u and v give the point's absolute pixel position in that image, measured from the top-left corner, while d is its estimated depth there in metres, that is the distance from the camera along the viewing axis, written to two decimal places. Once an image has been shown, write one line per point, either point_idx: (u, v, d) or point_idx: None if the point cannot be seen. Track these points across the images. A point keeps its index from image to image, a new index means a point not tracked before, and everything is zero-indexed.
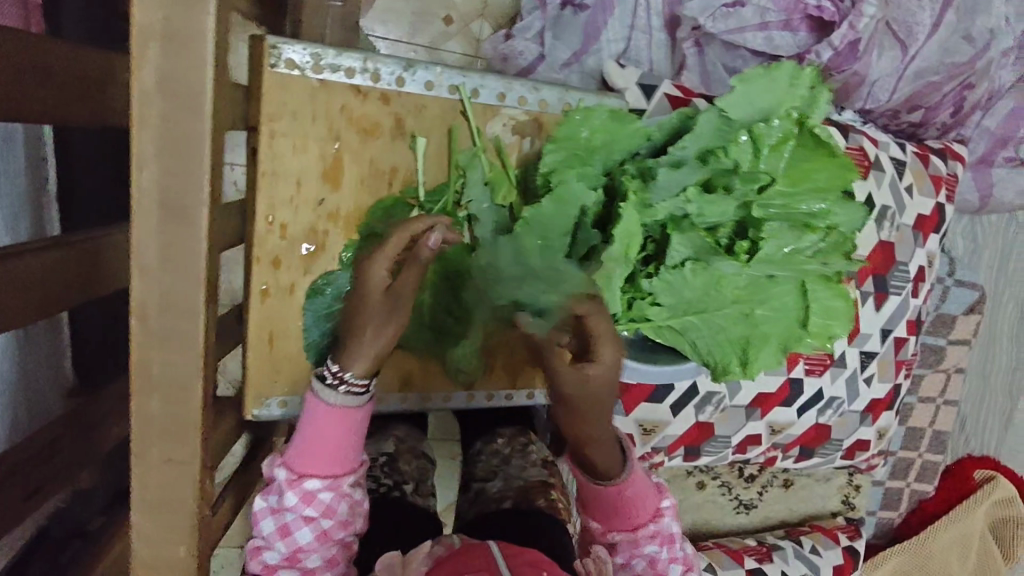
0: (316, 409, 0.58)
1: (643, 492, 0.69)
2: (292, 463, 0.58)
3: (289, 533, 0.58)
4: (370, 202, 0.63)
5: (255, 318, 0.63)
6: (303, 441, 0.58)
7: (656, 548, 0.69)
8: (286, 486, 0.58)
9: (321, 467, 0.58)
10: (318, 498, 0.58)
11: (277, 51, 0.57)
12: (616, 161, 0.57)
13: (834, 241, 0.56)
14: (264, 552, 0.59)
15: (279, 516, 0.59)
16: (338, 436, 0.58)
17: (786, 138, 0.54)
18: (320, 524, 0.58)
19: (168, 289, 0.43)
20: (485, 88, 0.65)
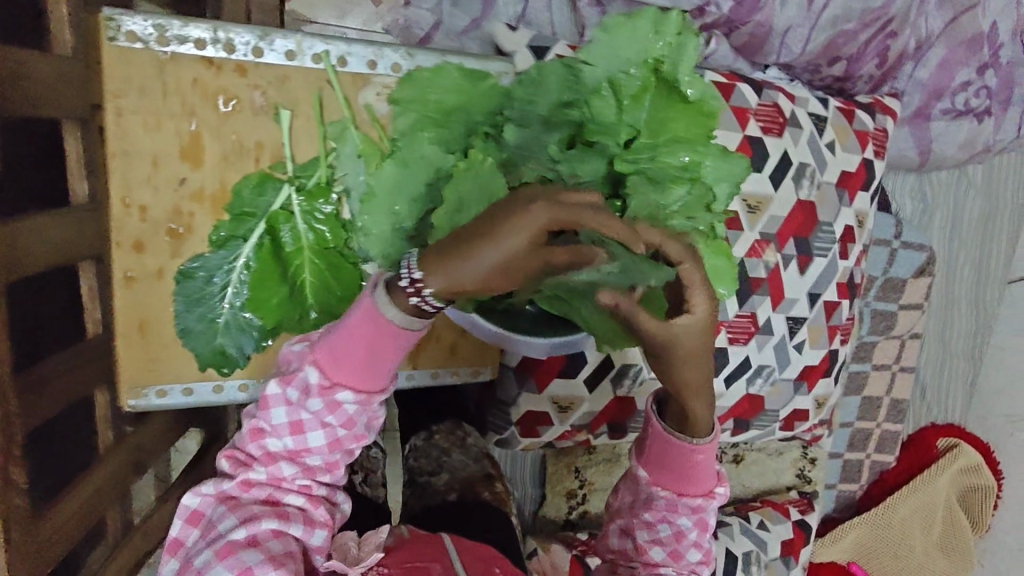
0: (365, 307, 0.44)
1: (707, 467, 0.54)
2: (327, 366, 0.45)
3: (302, 432, 0.46)
4: (236, 179, 0.61)
5: (121, 307, 0.60)
6: (343, 343, 0.44)
7: (692, 526, 0.56)
8: (313, 388, 0.45)
9: (356, 382, 0.45)
10: (346, 409, 0.46)
11: (116, 22, 0.54)
12: (477, 125, 0.54)
13: (701, 193, 0.52)
14: (266, 438, 0.47)
15: (295, 410, 0.46)
16: (383, 348, 0.44)
17: (645, 88, 0.51)
18: (336, 433, 0.46)
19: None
20: (352, 56, 0.63)
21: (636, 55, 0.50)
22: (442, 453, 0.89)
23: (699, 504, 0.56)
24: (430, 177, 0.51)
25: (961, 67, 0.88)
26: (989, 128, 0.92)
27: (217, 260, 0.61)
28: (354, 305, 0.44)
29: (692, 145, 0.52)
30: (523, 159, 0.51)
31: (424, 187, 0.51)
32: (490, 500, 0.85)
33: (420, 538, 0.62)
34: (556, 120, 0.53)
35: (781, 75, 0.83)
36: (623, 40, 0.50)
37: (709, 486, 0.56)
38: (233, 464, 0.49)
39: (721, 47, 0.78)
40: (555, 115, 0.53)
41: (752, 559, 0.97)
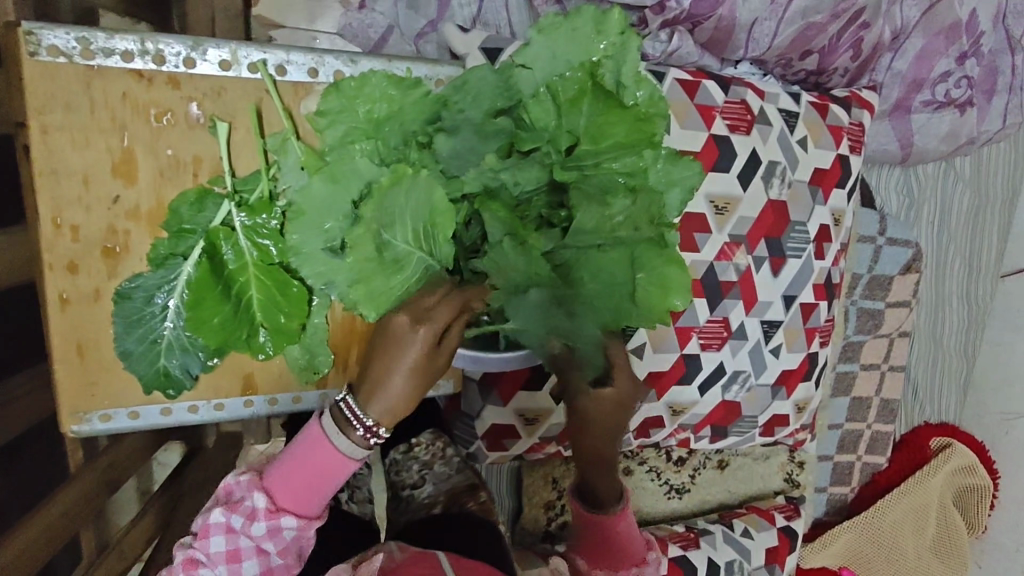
0: (310, 442, 0.54)
1: (632, 538, 0.68)
2: (275, 492, 0.55)
3: (237, 559, 0.55)
4: (173, 195, 0.59)
5: (57, 330, 0.58)
6: (292, 470, 0.54)
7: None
8: (259, 513, 0.54)
9: (299, 505, 0.55)
10: (284, 535, 0.55)
11: (36, 36, 0.52)
12: (412, 133, 0.52)
13: (646, 202, 0.49)
14: (200, 568, 0.55)
15: (233, 538, 0.55)
16: (320, 478, 0.54)
17: (582, 92, 0.46)
18: (268, 559, 0.55)
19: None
20: (292, 64, 0.60)
21: (578, 55, 0.50)
22: (425, 466, 0.87)
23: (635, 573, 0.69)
24: (363, 192, 0.49)
25: (941, 57, 0.85)
26: (972, 120, 0.89)
27: (156, 279, 0.59)
28: (298, 439, 0.54)
29: (637, 150, 0.49)
30: (464, 170, 0.51)
31: (356, 201, 0.49)
32: (475, 510, 0.81)
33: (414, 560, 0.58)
34: (491, 128, 0.50)
35: (753, 70, 0.81)
36: (562, 41, 0.50)
37: (640, 556, 0.70)
38: None
39: (685, 44, 0.75)
40: (489, 124, 0.51)
41: (735, 567, 0.94)
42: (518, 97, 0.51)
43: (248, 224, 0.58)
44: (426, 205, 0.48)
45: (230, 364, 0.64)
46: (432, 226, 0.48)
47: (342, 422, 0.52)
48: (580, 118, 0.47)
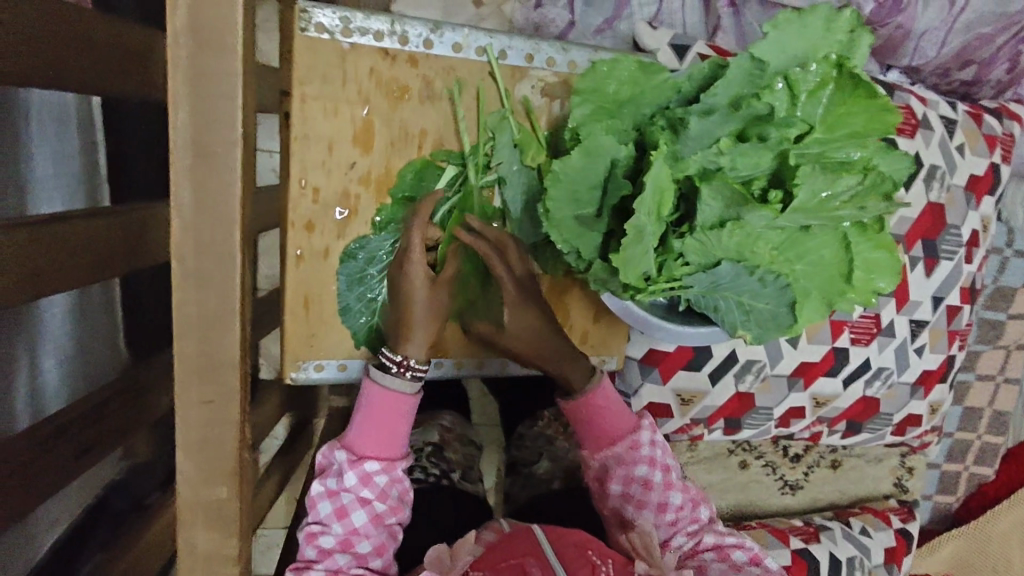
0: (373, 390, 0.62)
1: (614, 408, 0.70)
2: (352, 446, 0.62)
3: (346, 515, 0.61)
4: (400, 164, 0.64)
5: (289, 282, 0.64)
6: (366, 422, 0.61)
7: (650, 468, 0.69)
8: (346, 467, 0.61)
9: (382, 450, 0.62)
10: (376, 480, 0.62)
11: (307, 14, 0.58)
12: (645, 116, 0.56)
13: (876, 181, 0.53)
14: (320, 537, 0.61)
15: (337, 497, 0.61)
16: (391, 419, 0.62)
17: (824, 82, 0.52)
18: (375, 506, 0.62)
19: (201, 251, 0.40)
20: (512, 49, 0.65)
21: (805, 50, 0.54)
22: (547, 442, 0.93)
23: (634, 441, 0.69)
24: (609, 166, 0.53)
25: None
26: None
27: (378, 242, 0.63)
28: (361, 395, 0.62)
29: (864, 140, 0.53)
30: (692, 152, 0.53)
31: (604, 174, 0.53)
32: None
33: (514, 534, 0.64)
34: None
35: (903, 78, 0.84)
36: (793, 35, 0.53)
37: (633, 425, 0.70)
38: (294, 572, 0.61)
39: None
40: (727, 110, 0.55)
41: (855, 564, 0.96)
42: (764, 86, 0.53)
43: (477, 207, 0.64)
44: (661, 185, 0.51)
45: None
46: (660, 211, 0.52)
47: (383, 370, 0.62)
48: (820, 107, 0.52)
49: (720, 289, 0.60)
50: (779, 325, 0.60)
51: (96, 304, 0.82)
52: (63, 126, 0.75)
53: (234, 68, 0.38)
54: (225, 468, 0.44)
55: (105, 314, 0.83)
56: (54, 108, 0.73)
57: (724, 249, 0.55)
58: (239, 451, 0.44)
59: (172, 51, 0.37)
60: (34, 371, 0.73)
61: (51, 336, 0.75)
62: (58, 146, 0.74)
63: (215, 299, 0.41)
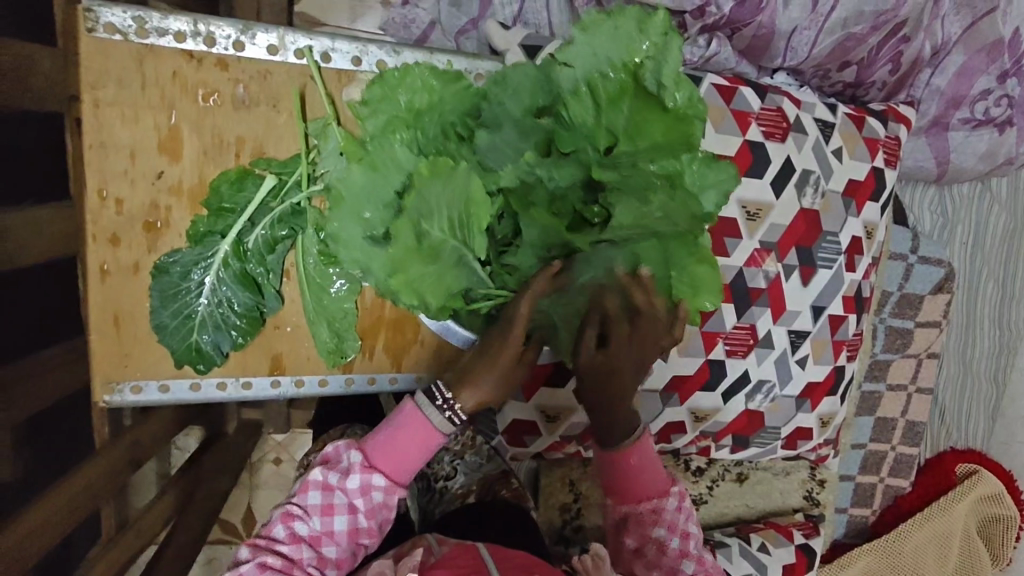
0: (415, 413, 0.57)
1: (644, 470, 0.66)
2: (370, 451, 0.57)
3: (331, 514, 0.56)
4: (214, 173, 0.60)
5: (97, 301, 0.60)
6: (393, 437, 0.57)
7: (668, 533, 0.66)
8: (354, 467, 0.56)
9: (392, 469, 0.57)
10: (373, 495, 0.56)
11: (94, 14, 0.55)
12: (451, 124, 0.53)
13: (681, 195, 0.48)
14: (296, 522, 0.56)
15: (330, 494, 0.56)
16: (413, 445, 0.57)
17: (623, 89, 0.47)
18: (358, 519, 0.57)
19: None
20: (337, 51, 0.61)
21: (618, 53, 0.50)
22: (455, 456, 0.83)
23: (658, 506, 0.66)
24: (398, 179, 0.49)
25: (981, 75, 0.84)
26: (1013, 140, 0.86)
27: (194, 255, 0.60)
28: (399, 408, 0.58)
29: (675, 151, 0.48)
30: (501, 164, 0.52)
31: (393, 189, 0.49)
32: (509, 498, 0.79)
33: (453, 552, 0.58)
34: (529, 123, 0.52)
35: (791, 80, 0.81)
36: (603, 37, 0.50)
37: (661, 488, 0.66)
38: (251, 550, 0.56)
39: (723, 49, 0.76)
40: (528, 118, 0.52)
41: None
42: (558, 92, 0.52)
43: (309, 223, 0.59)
44: (470, 198, 0.48)
45: (261, 343, 0.65)
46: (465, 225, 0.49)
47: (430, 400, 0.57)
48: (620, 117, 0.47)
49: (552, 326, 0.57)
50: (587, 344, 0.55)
51: None
52: None
53: None
54: None
55: None
56: None
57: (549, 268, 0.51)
58: None
59: None
60: None
61: None
62: None
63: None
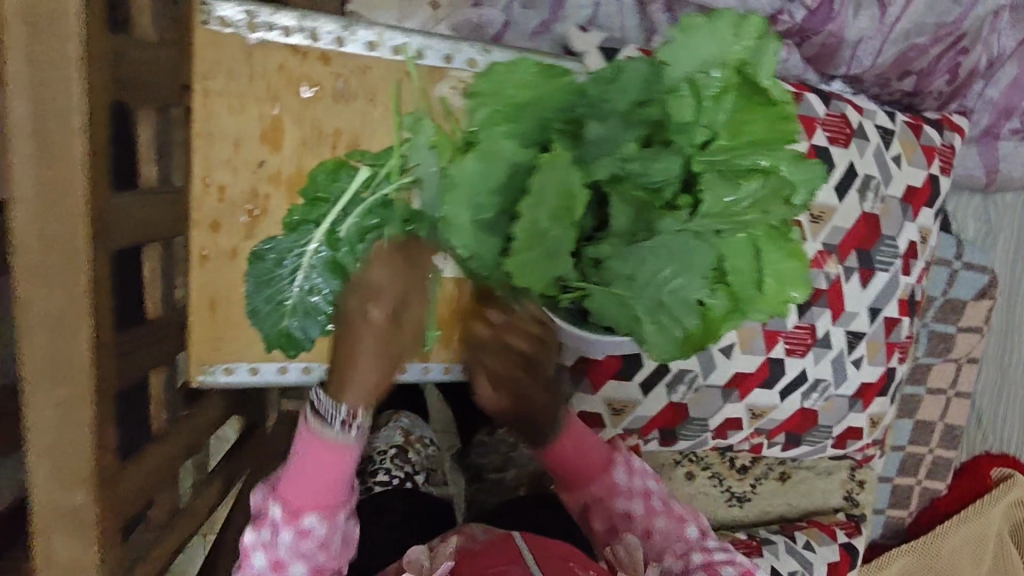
0: (307, 442, 0.58)
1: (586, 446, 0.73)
2: (287, 499, 0.59)
3: (283, 567, 0.60)
4: (311, 163, 0.62)
5: (196, 284, 0.62)
6: (297, 479, 0.59)
7: (628, 502, 0.73)
8: (280, 526, 0.59)
9: (319, 505, 0.59)
10: (314, 533, 0.60)
11: (209, 7, 0.57)
12: (550, 117, 0.53)
13: (777, 186, 0.51)
14: None
15: (272, 548, 0.59)
16: (331, 474, 0.59)
17: (727, 88, 0.50)
18: (314, 556, 0.61)
19: (43, 239, 0.37)
20: (430, 49, 0.63)
21: (715, 56, 0.50)
22: None
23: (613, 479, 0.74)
24: (507, 170, 0.51)
25: None
26: None
27: (288, 243, 0.61)
28: (295, 446, 0.59)
29: (771, 148, 0.52)
30: (597, 157, 0.52)
31: (502, 179, 0.51)
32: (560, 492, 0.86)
33: (493, 545, 0.62)
34: (637, 117, 0.52)
35: (847, 88, 0.83)
36: (699, 39, 0.50)
37: (605, 458, 0.74)
38: None
39: (791, 57, 0.78)
40: (636, 113, 0.52)
41: None
42: (663, 90, 0.51)
43: (397, 215, 0.59)
44: (564, 188, 0.50)
45: None
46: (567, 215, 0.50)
47: (321, 422, 0.57)
48: (723, 113, 0.50)
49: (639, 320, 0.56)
50: (673, 335, 0.55)
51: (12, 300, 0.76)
52: None
53: (73, 53, 0.36)
54: (82, 475, 0.42)
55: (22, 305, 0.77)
56: None
57: (643, 258, 0.52)
58: (100, 462, 0.42)
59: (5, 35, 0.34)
60: None
61: None
62: None
63: (61, 300, 0.39)
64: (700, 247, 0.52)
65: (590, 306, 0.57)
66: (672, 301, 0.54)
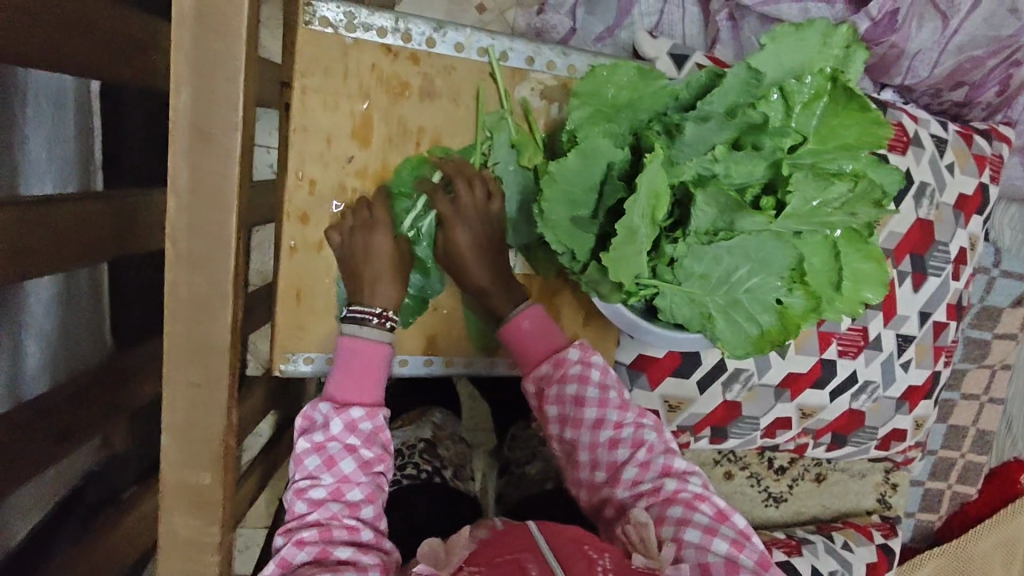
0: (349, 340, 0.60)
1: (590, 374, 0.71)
2: (336, 397, 0.59)
3: (335, 465, 0.58)
4: (397, 160, 0.64)
5: (283, 274, 0.64)
6: (345, 373, 0.59)
7: (581, 385, 0.66)
8: (330, 416, 0.58)
9: (363, 397, 0.59)
10: (361, 428, 0.59)
11: (312, 8, 0.59)
12: (643, 122, 0.56)
13: (866, 188, 0.54)
14: (310, 491, 0.57)
15: (323, 449, 0.58)
16: (372, 366, 0.60)
17: (818, 95, 0.53)
18: (361, 454, 0.58)
19: (195, 232, 0.42)
20: (514, 51, 0.66)
21: (803, 64, 0.54)
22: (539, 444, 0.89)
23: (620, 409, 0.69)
24: (604, 169, 0.53)
25: None
26: None
27: None
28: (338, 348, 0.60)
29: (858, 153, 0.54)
30: (686, 158, 0.53)
31: (599, 177, 0.53)
32: None
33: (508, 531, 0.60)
34: (733, 119, 0.52)
35: (898, 97, 0.87)
36: (790, 47, 0.53)
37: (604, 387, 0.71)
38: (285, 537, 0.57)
39: None
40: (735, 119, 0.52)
41: None
42: (760, 95, 0.52)
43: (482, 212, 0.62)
44: (655, 190, 0.50)
45: (420, 323, 0.69)
46: (653, 217, 0.52)
47: (359, 321, 0.60)
48: (814, 118, 0.53)
49: (709, 315, 0.58)
50: (748, 332, 0.58)
51: (82, 291, 0.75)
52: (58, 113, 0.68)
53: (237, 56, 0.41)
54: (210, 451, 0.46)
55: (91, 298, 0.76)
56: (51, 92, 0.67)
57: (725, 257, 0.54)
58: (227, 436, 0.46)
59: (176, 36, 0.40)
60: (15, 355, 0.67)
61: (36, 317, 0.69)
62: (53, 129, 0.68)
63: (207, 288, 0.43)
64: (777, 248, 0.54)
65: (660, 304, 0.59)
66: (747, 299, 0.56)
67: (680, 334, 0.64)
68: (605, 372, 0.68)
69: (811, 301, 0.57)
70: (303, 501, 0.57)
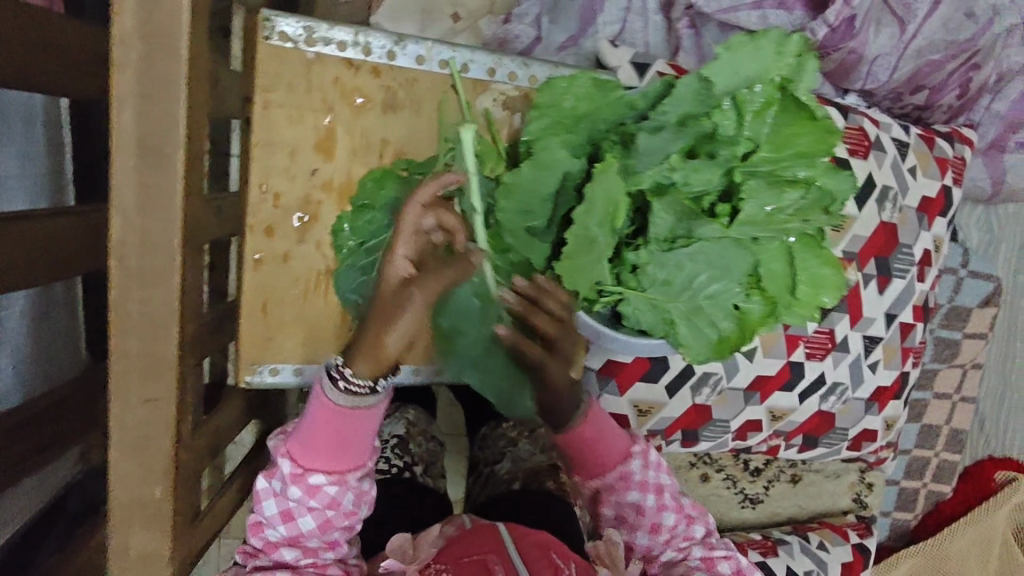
0: (319, 401, 0.56)
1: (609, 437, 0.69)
2: (297, 455, 0.57)
3: (292, 518, 0.59)
4: (361, 172, 0.64)
5: (248, 286, 0.64)
6: (314, 437, 0.57)
7: (641, 495, 0.69)
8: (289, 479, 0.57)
9: (330, 464, 0.57)
10: (324, 491, 0.58)
11: (272, 23, 0.59)
12: (601, 131, 0.57)
13: (816, 196, 0.54)
14: (266, 529, 0.60)
15: (281, 499, 0.59)
16: (341, 431, 0.57)
17: (769, 103, 0.52)
18: (323, 512, 0.59)
19: (144, 247, 0.44)
20: (475, 62, 0.66)
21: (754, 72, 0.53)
22: (509, 443, 0.88)
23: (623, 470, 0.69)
24: (560, 178, 0.53)
25: None
26: None
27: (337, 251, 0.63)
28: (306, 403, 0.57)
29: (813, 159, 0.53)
30: (645, 167, 0.54)
31: (554, 186, 0.53)
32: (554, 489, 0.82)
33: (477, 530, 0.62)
34: (683, 128, 0.54)
35: (860, 100, 0.87)
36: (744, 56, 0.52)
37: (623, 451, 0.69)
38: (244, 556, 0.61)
39: None
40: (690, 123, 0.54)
41: None
42: (714, 102, 0.53)
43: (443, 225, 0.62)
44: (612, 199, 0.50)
45: None
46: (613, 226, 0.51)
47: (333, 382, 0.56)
48: (766, 126, 0.52)
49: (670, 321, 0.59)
50: (708, 337, 0.58)
51: (57, 303, 0.75)
52: (28, 129, 0.68)
53: (179, 74, 0.42)
54: (161, 466, 0.46)
55: (65, 312, 0.76)
56: (23, 109, 0.67)
57: (684, 264, 0.54)
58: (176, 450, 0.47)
59: (119, 51, 0.41)
60: None
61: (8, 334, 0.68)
62: (24, 144, 0.67)
63: (158, 304, 0.44)
64: (734, 253, 0.54)
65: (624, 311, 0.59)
66: (709, 303, 0.57)
67: (646, 340, 0.64)
68: (661, 468, 0.71)
69: (767, 305, 0.58)
70: (258, 539, 0.60)
